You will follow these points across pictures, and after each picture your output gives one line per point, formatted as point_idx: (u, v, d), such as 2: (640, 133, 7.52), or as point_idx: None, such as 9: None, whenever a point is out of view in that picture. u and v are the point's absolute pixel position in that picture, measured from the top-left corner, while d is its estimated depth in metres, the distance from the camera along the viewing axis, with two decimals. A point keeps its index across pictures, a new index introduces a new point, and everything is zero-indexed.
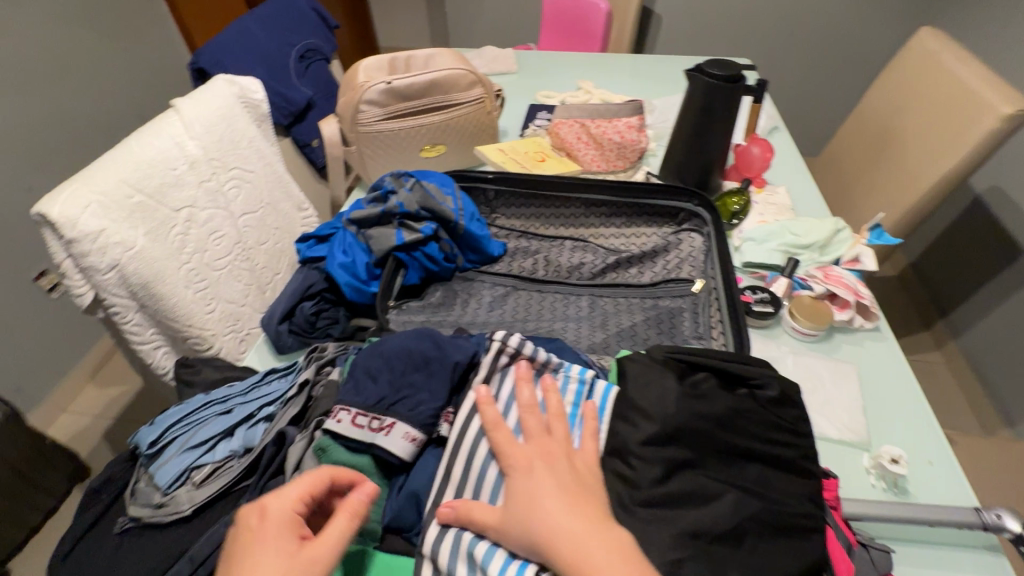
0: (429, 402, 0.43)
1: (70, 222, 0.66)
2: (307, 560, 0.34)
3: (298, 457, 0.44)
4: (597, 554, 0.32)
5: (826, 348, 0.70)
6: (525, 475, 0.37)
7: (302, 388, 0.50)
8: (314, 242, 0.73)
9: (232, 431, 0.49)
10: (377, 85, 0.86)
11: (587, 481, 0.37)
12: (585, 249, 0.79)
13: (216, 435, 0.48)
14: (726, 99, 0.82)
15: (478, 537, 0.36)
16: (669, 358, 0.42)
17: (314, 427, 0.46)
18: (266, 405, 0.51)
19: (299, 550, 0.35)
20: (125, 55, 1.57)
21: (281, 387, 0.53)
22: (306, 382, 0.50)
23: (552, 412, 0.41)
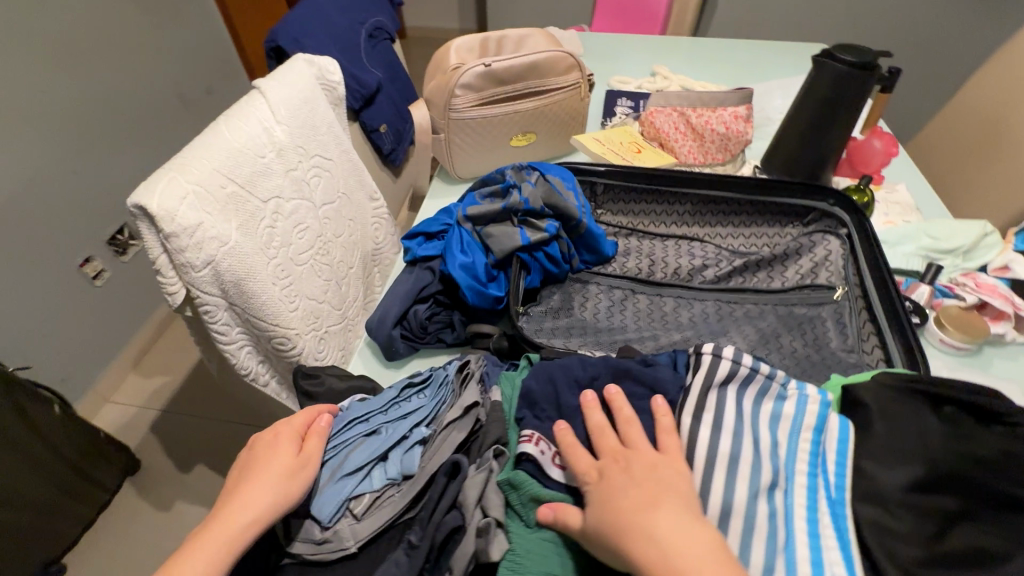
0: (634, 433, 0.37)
1: (169, 215, 0.60)
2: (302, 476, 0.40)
3: (479, 491, 0.39)
4: (668, 544, 0.30)
5: (978, 363, 0.64)
6: (597, 480, 0.34)
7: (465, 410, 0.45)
8: (422, 239, 0.68)
9: (385, 456, 0.43)
10: (474, 68, 0.80)
11: (665, 485, 0.33)
12: (704, 249, 0.73)
13: (370, 460, 0.43)
14: (857, 88, 0.76)
15: None
16: (910, 389, 0.37)
17: (492, 456, 0.41)
18: (418, 425, 0.45)
19: (300, 466, 0.41)
20: (165, 30, 1.49)
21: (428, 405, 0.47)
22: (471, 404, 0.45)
23: (622, 418, 0.37)
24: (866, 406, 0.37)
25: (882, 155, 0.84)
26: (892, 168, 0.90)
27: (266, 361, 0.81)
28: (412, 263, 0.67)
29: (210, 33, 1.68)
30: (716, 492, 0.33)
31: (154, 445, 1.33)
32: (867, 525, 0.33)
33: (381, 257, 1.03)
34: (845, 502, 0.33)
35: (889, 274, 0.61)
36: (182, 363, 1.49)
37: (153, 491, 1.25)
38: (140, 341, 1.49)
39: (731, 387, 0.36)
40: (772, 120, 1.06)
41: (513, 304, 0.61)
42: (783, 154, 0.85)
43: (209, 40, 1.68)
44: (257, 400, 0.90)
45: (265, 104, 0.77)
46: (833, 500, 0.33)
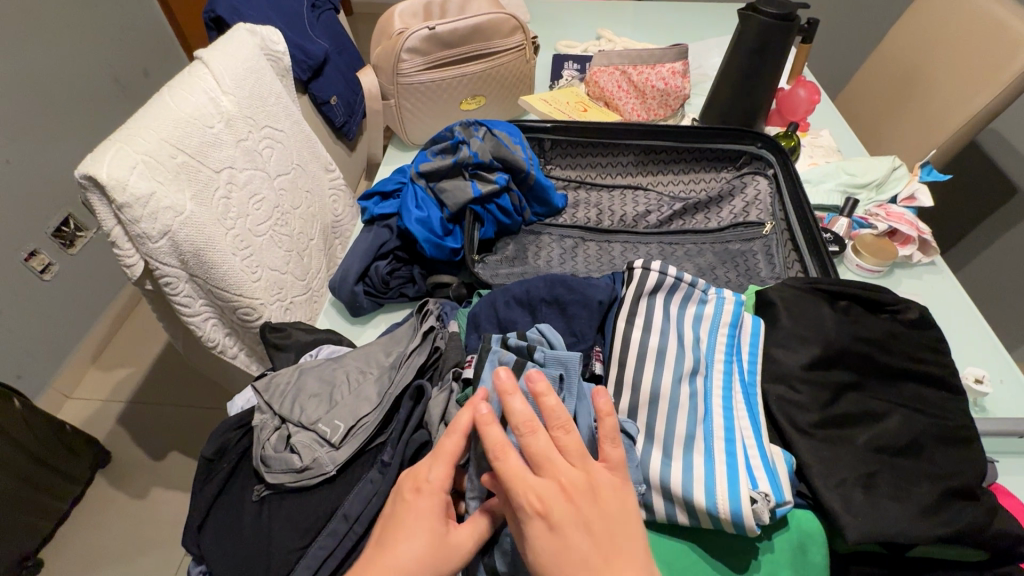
0: (576, 344, 0.44)
1: (119, 185, 0.60)
2: (449, 542, 0.36)
3: (442, 408, 0.44)
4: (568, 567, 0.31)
5: (887, 283, 0.72)
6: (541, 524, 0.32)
7: (427, 338, 0.50)
8: (378, 199, 0.71)
9: (354, 392, 0.47)
10: (419, 32, 0.81)
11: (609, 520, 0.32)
12: (647, 197, 0.78)
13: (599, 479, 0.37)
14: (779, 38, 0.81)
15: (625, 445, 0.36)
16: (810, 288, 0.43)
17: (452, 378, 0.46)
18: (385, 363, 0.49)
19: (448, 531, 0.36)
20: (93, 9, 1.42)
21: (397, 345, 0.51)
22: (430, 332, 0.50)
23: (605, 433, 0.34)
24: (774, 304, 0.42)
25: (808, 103, 0.91)
26: (817, 116, 0.96)
27: (232, 333, 0.82)
28: (370, 222, 0.70)
29: (141, 12, 1.61)
30: (646, 381, 0.38)
31: (123, 436, 1.31)
32: (775, 400, 0.38)
33: (340, 229, 1.04)
34: (755, 383, 0.39)
35: (809, 207, 0.68)
36: (145, 354, 1.46)
37: (128, 481, 1.24)
38: (98, 335, 1.45)
39: (659, 294, 0.42)
40: (709, 76, 1.10)
41: (468, 253, 0.64)
42: (717, 107, 0.91)
43: (142, 20, 1.61)
44: (226, 375, 0.91)
45: (209, 74, 0.77)
46: (746, 381, 0.39)
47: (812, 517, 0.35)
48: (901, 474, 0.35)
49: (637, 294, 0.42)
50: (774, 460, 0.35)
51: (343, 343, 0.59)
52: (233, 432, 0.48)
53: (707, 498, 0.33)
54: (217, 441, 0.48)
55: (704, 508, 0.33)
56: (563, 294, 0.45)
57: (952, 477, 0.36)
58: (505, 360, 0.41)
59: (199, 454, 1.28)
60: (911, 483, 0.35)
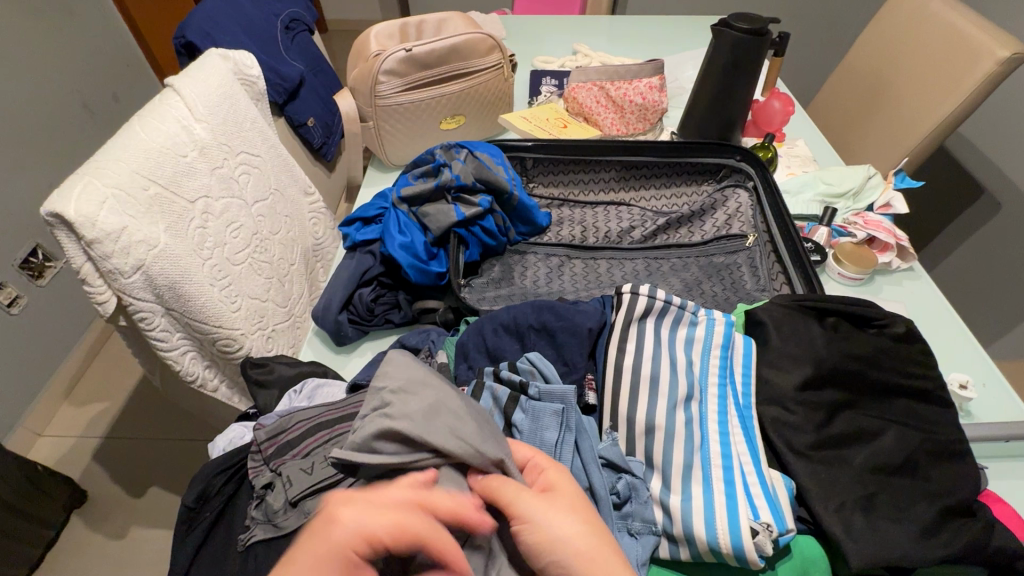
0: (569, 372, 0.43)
1: (88, 221, 0.58)
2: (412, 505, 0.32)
3: None
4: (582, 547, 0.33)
5: (869, 290, 0.73)
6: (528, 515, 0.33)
7: None
8: (360, 225, 0.70)
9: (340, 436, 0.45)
10: (396, 54, 0.80)
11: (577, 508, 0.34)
12: (630, 213, 0.78)
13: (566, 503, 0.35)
14: (753, 52, 0.82)
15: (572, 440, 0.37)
16: (798, 306, 0.43)
17: None
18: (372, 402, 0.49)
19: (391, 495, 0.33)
20: (61, 35, 1.39)
21: None
22: None
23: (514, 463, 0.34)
24: (764, 325, 0.42)
25: (782, 114, 0.92)
26: (791, 126, 0.98)
27: (212, 366, 0.80)
28: (352, 249, 0.68)
29: (110, 35, 1.57)
30: (641, 413, 0.38)
31: (99, 474, 1.26)
32: (770, 423, 0.38)
33: (322, 252, 1.02)
34: (750, 406, 0.39)
35: (791, 218, 0.69)
36: (123, 386, 1.41)
37: (104, 521, 1.19)
38: (70, 368, 1.40)
39: (649, 319, 0.41)
40: (685, 89, 1.12)
41: (454, 277, 0.63)
42: (695, 120, 0.92)
43: (110, 45, 1.58)
44: (206, 408, 0.88)
45: (181, 101, 0.75)
46: (740, 404, 0.39)
47: (814, 542, 0.35)
48: (898, 494, 0.35)
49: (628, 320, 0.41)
50: (774, 484, 0.35)
51: (328, 375, 0.57)
52: (216, 477, 0.47)
53: (706, 530, 0.33)
54: (199, 486, 0.46)
55: (705, 541, 0.33)
56: (551, 322, 0.45)
57: (950, 494, 0.36)
58: (499, 395, 0.40)
59: (180, 489, 1.23)
60: (909, 503, 0.35)
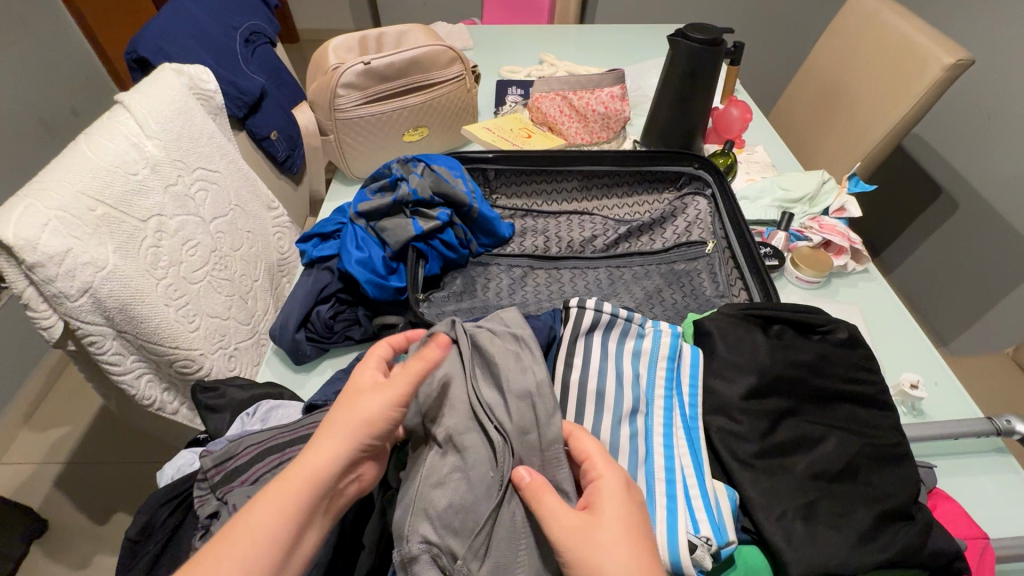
0: None
1: (29, 244, 0.56)
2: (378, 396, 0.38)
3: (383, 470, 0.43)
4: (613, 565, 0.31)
5: (827, 292, 0.74)
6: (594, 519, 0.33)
7: None
8: (317, 240, 0.69)
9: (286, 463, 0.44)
10: (354, 67, 0.80)
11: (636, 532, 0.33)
12: (593, 222, 0.79)
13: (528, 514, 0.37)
14: (709, 61, 0.84)
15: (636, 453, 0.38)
16: (744, 315, 0.44)
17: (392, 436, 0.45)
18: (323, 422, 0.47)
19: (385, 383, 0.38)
20: (16, 49, 1.35)
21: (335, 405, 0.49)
22: None
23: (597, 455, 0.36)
24: (710, 334, 0.42)
25: (741, 121, 0.94)
26: (751, 132, 1.00)
27: (171, 388, 0.78)
28: (310, 265, 0.67)
29: (65, 48, 1.53)
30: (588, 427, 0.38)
31: (61, 502, 1.21)
32: (716, 433, 0.38)
33: (287, 266, 1.01)
34: (696, 417, 0.39)
35: (746, 225, 0.70)
36: (86, 408, 1.37)
37: (67, 551, 1.14)
38: (29, 393, 1.35)
39: (596, 334, 0.42)
40: (648, 97, 1.13)
41: (412, 292, 0.63)
42: (656, 128, 0.93)
43: (66, 58, 1.54)
44: (168, 431, 0.85)
45: (131, 118, 0.73)
46: (686, 415, 0.39)
47: (757, 552, 0.35)
48: (839, 499, 0.36)
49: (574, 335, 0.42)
50: (717, 497, 0.36)
51: (283, 397, 0.56)
52: (161, 508, 0.46)
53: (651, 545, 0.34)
54: (142, 519, 0.45)
55: None
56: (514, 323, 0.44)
57: (890, 498, 0.36)
58: None
59: None
60: (850, 509, 0.35)
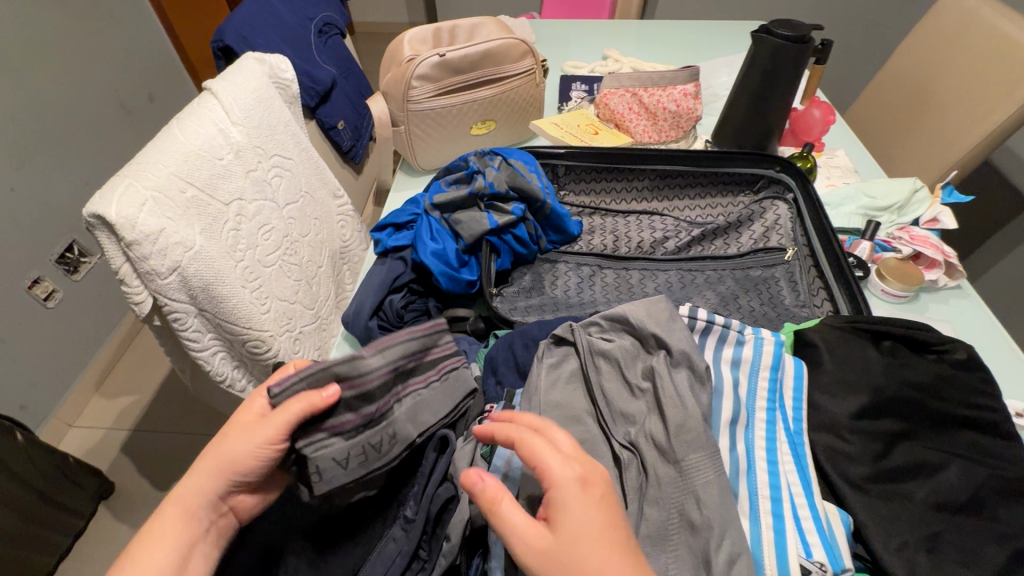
0: (611, 372, 0.40)
1: (129, 222, 0.59)
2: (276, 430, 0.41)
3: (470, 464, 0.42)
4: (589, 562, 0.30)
5: (915, 308, 0.70)
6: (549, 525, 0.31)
7: None
8: (392, 230, 0.70)
9: None
10: (429, 59, 0.80)
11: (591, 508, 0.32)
12: (664, 223, 0.77)
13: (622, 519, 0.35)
14: (794, 59, 0.80)
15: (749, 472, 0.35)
16: (850, 328, 0.41)
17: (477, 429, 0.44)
18: None
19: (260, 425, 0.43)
20: (101, 38, 1.43)
21: None
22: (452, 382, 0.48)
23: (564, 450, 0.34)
24: (816, 346, 0.40)
25: (822, 123, 0.90)
26: (831, 135, 0.95)
27: (241, 366, 0.80)
28: (383, 254, 0.69)
29: (144, 35, 1.60)
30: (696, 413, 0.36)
31: (127, 466, 1.28)
32: (824, 451, 0.36)
33: (349, 254, 1.03)
34: (801, 431, 0.37)
35: (833, 232, 0.66)
36: (152, 380, 1.44)
37: (131, 513, 1.21)
38: (101, 362, 1.43)
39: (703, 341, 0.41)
40: (719, 96, 1.09)
41: (485, 286, 0.63)
42: (730, 129, 0.89)
43: (146, 46, 1.61)
44: (235, 407, 0.89)
45: (218, 105, 0.76)
46: (791, 430, 0.37)
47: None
48: (965, 533, 0.33)
49: (669, 315, 0.41)
50: (830, 520, 0.33)
51: None
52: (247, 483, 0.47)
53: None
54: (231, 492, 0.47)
55: None
56: (625, 307, 0.42)
57: None
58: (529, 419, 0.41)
59: None
60: (978, 545, 0.33)
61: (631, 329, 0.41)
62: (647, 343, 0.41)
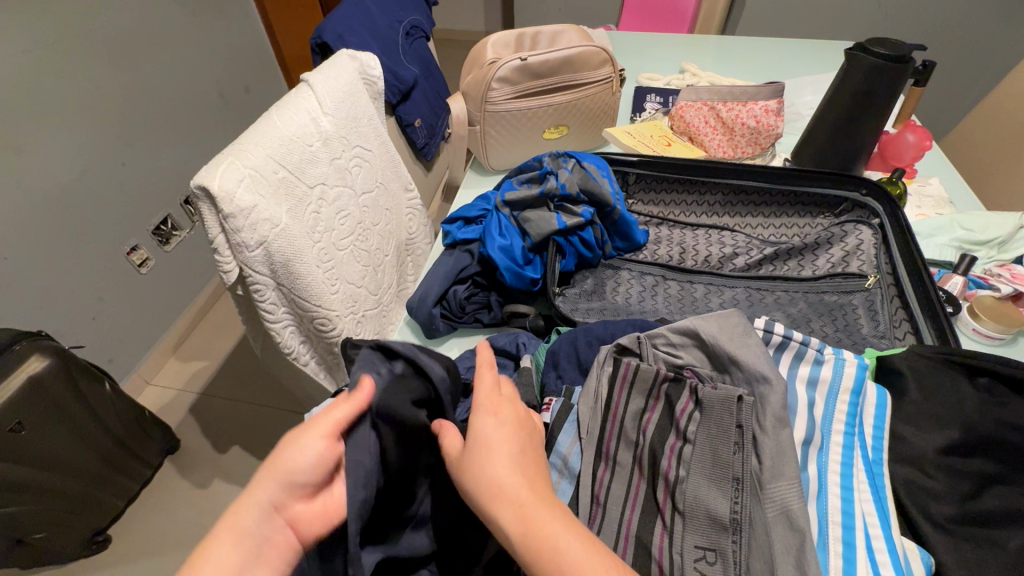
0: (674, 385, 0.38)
1: (228, 196, 0.64)
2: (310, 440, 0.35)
3: None
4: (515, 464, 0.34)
5: (1012, 353, 0.64)
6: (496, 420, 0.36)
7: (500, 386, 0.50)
8: (461, 224, 0.72)
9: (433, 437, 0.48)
10: (511, 62, 0.82)
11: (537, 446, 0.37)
12: (735, 239, 0.75)
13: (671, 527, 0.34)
14: (891, 80, 0.76)
15: (826, 497, 0.33)
16: (941, 360, 0.39)
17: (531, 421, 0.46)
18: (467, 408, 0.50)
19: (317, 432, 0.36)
20: (210, 33, 1.56)
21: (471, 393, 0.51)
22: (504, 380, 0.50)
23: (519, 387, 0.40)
24: (902, 375, 0.38)
25: (916, 149, 0.84)
26: (925, 163, 0.90)
27: (307, 341, 0.85)
28: (452, 246, 0.71)
29: (249, 33, 1.74)
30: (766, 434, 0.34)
31: (193, 427, 1.37)
32: (903, 485, 0.35)
33: (414, 247, 1.07)
34: (881, 462, 0.35)
35: (922, 261, 0.62)
36: (221, 349, 1.54)
37: (193, 471, 1.29)
38: (180, 327, 1.55)
39: (782, 358, 0.39)
40: (802, 115, 1.05)
41: (548, 285, 0.64)
42: (812, 150, 0.86)
43: (249, 43, 1.75)
44: (298, 381, 0.94)
45: (313, 96, 0.81)
46: (871, 460, 0.35)
47: None
48: None
49: (744, 329, 0.39)
50: (908, 556, 0.31)
51: None
52: None
53: None
54: None
55: None
56: (697, 322, 0.40)
57: None
58: (583, 419, 0.40)
59: (260, 452, 1.32)
60: None
61: (701, 344, 0.39)
62: (718, 361, 0.39)
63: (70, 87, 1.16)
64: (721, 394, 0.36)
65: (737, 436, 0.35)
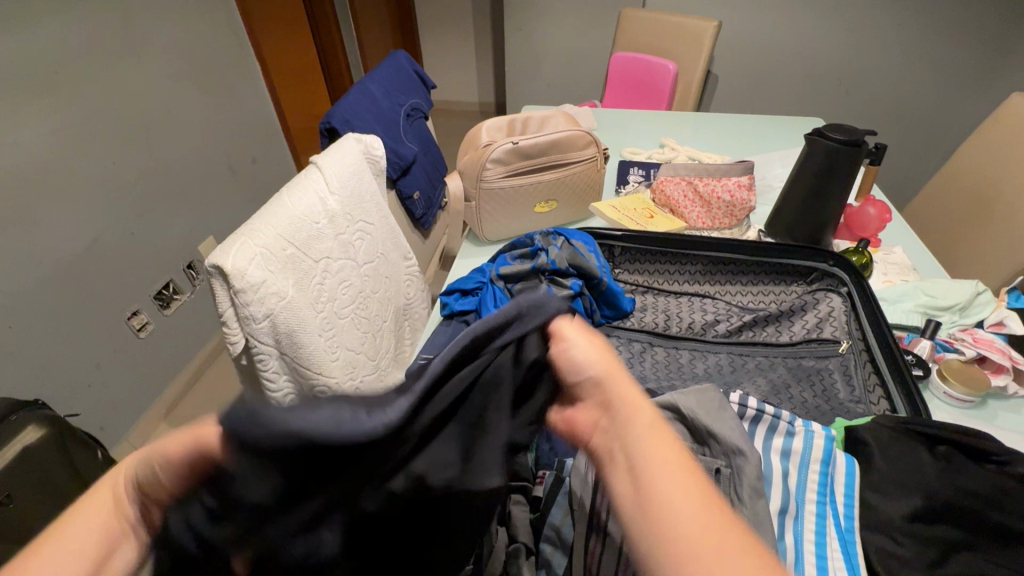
0: None
1: (240, 273, 0.69)
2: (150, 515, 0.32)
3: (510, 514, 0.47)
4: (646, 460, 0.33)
5: (983, 415, 0.67)
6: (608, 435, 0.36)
7: None
8: (458, 295, 0.77)
9: None
10: (503, 145, 0.90)
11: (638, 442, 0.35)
12: (715, 306, 0.79)
13: None
14: (848, 161, 0.84)
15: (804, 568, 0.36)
16: (903, 429, 0.42)
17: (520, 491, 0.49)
18: None
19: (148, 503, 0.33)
20: (222, 110, 1.67)
21: None
22: None
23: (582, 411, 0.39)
24: (867, 445, 0.41)
25: (878, 220, 0.92)
26: (888, 232, 0.97)
27: None
28: (449, 316, 0.75)
29: (259, 109, 1.86)
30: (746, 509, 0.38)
31: None
32: (876, 552, 0.37)
33: (411, 312, 1.11)
34: (853, 530, 0.38)
35: (888, 328, 0.66)
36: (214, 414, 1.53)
37: None
38: (174, 391, 1.55)
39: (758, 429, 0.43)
40: (773, 187, 1.14)
41: None
42: (783, 221, 0.93)
43: (258, 118, 1.86)
44: None
45: (321, 177, 0.88)
46: (842, 528, 0.38)
47: None
48: None
49: (720, 406, 0.42)
50: None
51: None
52: None
53: None
54: None
55: None
56: (677, 396, 0.43)
57: None
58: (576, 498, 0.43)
59: None
60: None
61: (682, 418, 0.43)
62: (699, 435, 0.42)
63: (89, 163, 1.23)
64: (702, 467, 0.39)
65: (719, 508, 0.38)
